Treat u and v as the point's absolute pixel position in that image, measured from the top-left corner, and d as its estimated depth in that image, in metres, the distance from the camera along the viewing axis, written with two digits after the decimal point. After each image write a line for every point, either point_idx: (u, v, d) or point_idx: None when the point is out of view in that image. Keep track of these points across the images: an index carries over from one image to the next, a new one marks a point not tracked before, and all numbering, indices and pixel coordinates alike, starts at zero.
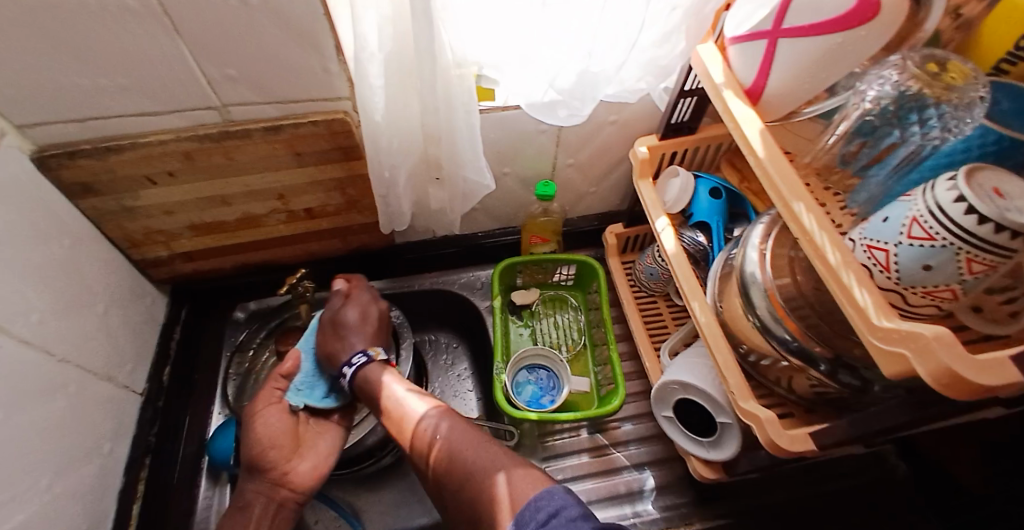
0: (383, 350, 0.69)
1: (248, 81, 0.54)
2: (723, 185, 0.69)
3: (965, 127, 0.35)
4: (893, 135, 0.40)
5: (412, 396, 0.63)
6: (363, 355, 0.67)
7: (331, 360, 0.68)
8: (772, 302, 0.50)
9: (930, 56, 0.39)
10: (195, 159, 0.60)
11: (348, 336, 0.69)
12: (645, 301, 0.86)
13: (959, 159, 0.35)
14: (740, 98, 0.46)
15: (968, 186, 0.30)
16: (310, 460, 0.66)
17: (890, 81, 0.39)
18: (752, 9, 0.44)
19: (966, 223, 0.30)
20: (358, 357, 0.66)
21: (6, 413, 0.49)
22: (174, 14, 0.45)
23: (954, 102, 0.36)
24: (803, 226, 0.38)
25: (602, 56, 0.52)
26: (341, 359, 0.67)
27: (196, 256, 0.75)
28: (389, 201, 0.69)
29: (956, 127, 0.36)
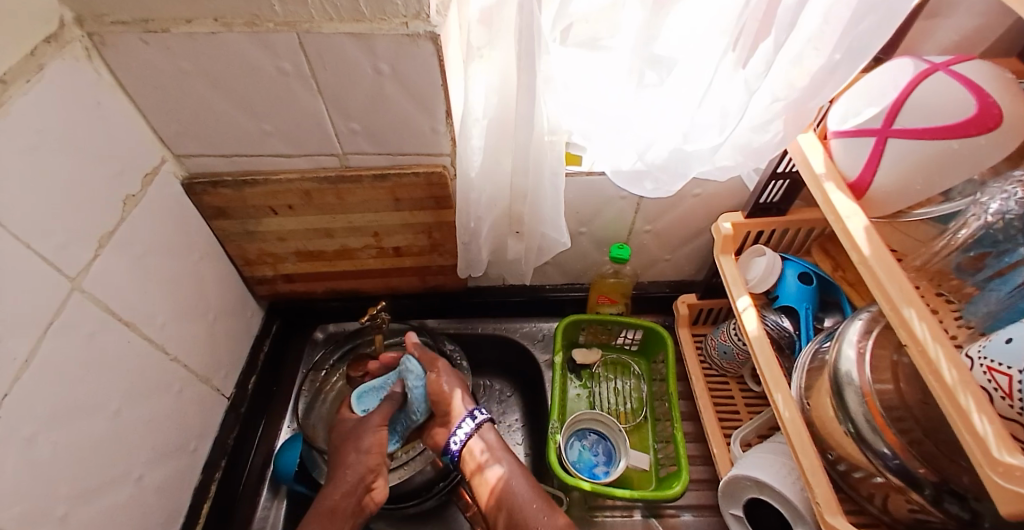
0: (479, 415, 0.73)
1: (367, 135, 0.61)
2: (813, 270, 0.66)
3: None
4: (1017, 253, 0.37)
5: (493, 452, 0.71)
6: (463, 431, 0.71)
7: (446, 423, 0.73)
8: (870, 410, 0.46)
9: None
10: (312, 197, 0.68)
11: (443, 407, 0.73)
12: (716, 381, 0.82)
13: None
14: (842, 191, 0.44)
15: None
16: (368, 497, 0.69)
17: (1016, 196, 0.37)
18: (859, 105, 0.44)
19: None
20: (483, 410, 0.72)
21: (122, 402, 0.57)
22: (319, 77, 0.53)
23: None
24: (914, 335, 0.36)
25: (698, 137, 0.53)
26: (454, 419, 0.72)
27: (295, 279, 0.83)
28: (470, 248, 0.73)
29: None
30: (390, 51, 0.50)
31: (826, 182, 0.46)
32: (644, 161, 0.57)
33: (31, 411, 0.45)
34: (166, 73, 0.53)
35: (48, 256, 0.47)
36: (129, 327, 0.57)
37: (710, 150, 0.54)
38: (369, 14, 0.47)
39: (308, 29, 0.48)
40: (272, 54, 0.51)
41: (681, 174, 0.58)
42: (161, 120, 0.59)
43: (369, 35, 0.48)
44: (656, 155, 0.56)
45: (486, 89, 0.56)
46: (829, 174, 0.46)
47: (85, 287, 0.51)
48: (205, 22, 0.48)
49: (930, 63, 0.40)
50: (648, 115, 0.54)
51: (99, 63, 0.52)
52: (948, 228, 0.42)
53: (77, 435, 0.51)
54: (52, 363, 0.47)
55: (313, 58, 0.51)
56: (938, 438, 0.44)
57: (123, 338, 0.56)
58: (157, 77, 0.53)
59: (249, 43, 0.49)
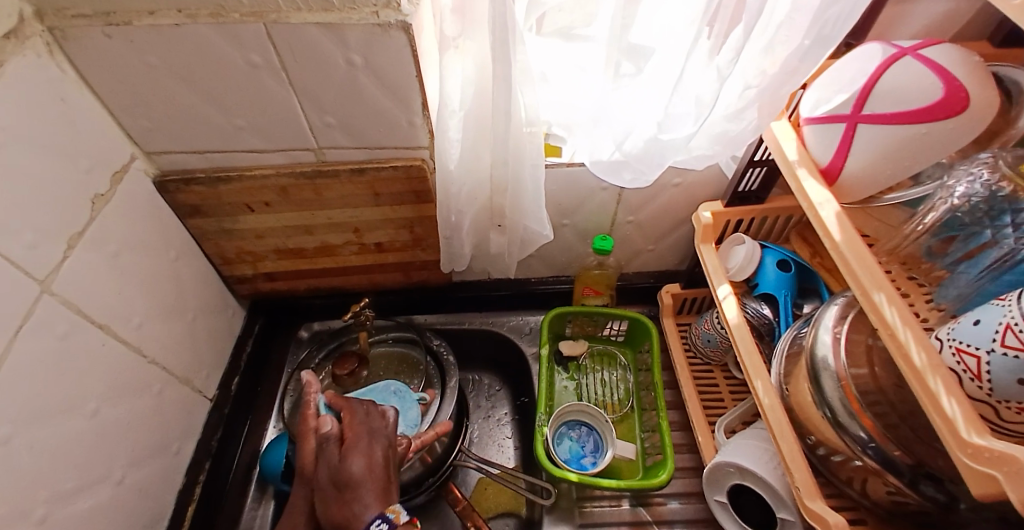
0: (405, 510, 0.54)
1: (344, 128, 0.60)
2: (792, 257, 0.66)
3: None
4: (984, 236, 0.38)
5: None
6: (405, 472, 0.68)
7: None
8: (846, 395, 0.47)
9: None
10: (289, 193, 0.66)
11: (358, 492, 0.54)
12: (701, 370, 0.82)
13: None
14: (815, 178, 0.44)
15: None
16: None
17: (981, 180, 0.37)
18: (831, 90, 0.43)
19: None
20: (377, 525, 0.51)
21: (100, 405, 0.55)
22: (291, 70, 0.52)
23: None
24: (885, 320, 0.36)
25: (674, 126, 0.52)
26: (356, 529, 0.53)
27: (276, 278, 0.82)
28: (452, 242, 0.72)
29: None
30: (363, 42, 0.49)
31: (799, 169, 0.46)
32: (622, 152, 0.57)
33: (4, 416, 0.44)
34: (132, 68, 0.51)
35: (16, 258, 0.46)
36: (104, 329, 0.56)
37: (686, 139, 0.53)
38: (338, 4, 0.46)
39: (277, 20, 0.47)
40: (241, 47, 0.49)
41: (658, 164, 0.57)
42: (129, 116, 0.57)
43: (339, 26, 0.48)
44: (633, 144, 0.56)
45: (462, 80, 0.55)
46: (802, 162, 0.46)
47: (57, 288, 0.50)
48: (168, 13, 0.47)
49: (897, 48, 0.41)
50: (625, 103, 0.53)
51: (61, 58, 0.50)
52: (918, 211, 0.43)
53: (53, 440, 0.50)
54: (25, 367, 0.46)
55: (283, 50, 0.50)
56: (912, 420, 0.45)
57: (99, 340, 0.55)
58: (122, 71, 0.52)
59: (216, 35, 0.48)
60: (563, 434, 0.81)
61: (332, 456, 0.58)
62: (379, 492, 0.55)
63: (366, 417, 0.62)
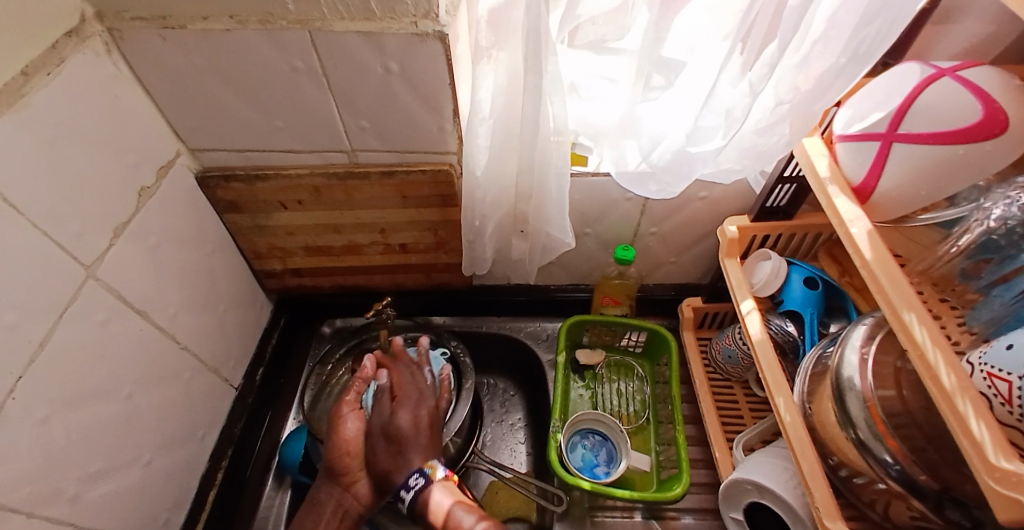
0: (441, 467, 0.62)
1: (376, 132, 0.62)
2: (819, 275, 0.65)
3: None
4: (1021, 258, 0.37)
5: (441, 494, 0.60)
6: (419, 476, 0.60)
7: (387, 480, 0.63)
8: (871, 415, 0.47)
9: None
10: (321, 193, 0.69)
11: (405, 451, 0.63)
12: (720, 385, 0.82)
13: None
14: (847, 195, 0.44)
15: None
16: (373, 479, 0.66)
17: (1019, 202, 0.37)
18: (867, 108, 0.43)
19: None
20: (415, 479, 0.60)
21: (133, 389, 0.58)
22: (330, 75, 0.54)
23: None
24: (914, 339, 0.36)
25: (702, 139, 0.53)
26: (398, 479, 0.62)
27: (303, 274, 0.84)
28: (476, 245, 0.73)
29: None
30: (399, 49, 0.51)
31: (830, 186, 0.46)
32: (650, 163, 0.57)
33: (45, 396, 0.47)
34: (182, 69, 0.54)
35: (65, 245, 0.48)
36: (141, 316, 0.59)
37: (714, 152, 0.54)
38: (378, 13, 0.48)
39: (320, 27, 0.49)
40: (285, 52, 0.52)
41: (686, 175, 0.58)
42: (177, 114, 0.60)
43: (378, 34, 0.49)
44: (660, 155, 0.56)
45: (493, 89, 0.56)
46: (834, 179, 0.46)
47: (100, 275, 0.53)
48: (220, 19, 0.49)
49: (937, 67, 0.40)
50: (655, 114, 0.54)
51: (118, 58, 0.53)
52: (952, 233, 0.42)
53: (88, 420, 0.52)
54: (66, 349, 0.49)
55: (324, 55, 0.52)
56: (940, 445, 0.44)
57: (135, 327, 0.58)
58: (173, 72, 0.55)
59: (262, 40, 0.51)
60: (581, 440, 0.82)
61: (385, 409, 0.68)
62: (423, 452, 0.63)
63: (410, 377, 0.73)
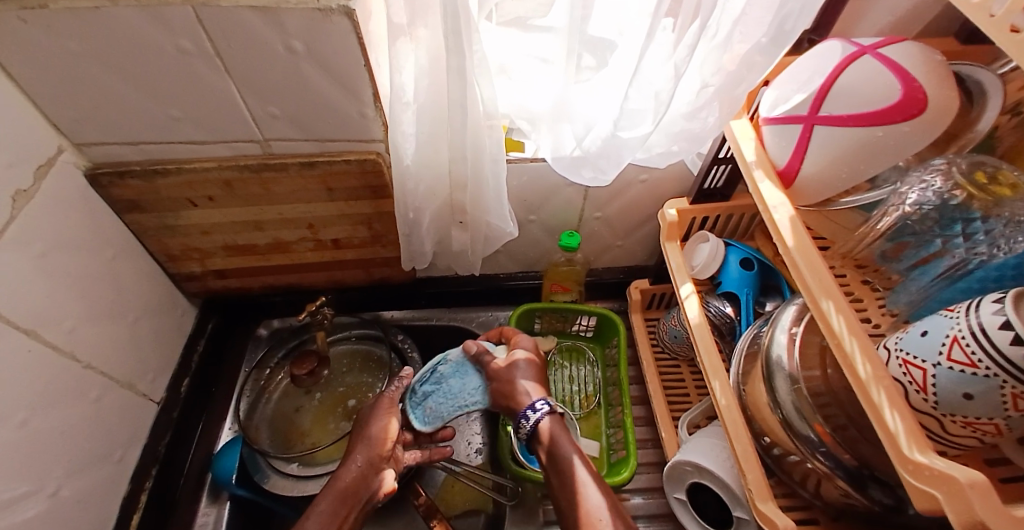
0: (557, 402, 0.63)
1: (290, 119, 0.56)
2: (755, 255, 0.65)
3: (1015, 248, 0.33)
4: (934, 245, 0.38)
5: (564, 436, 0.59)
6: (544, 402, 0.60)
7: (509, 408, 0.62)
8: (798, 398, 0.47)
9: (977, 163, 0.37)
10: (235, 188, 0.63)
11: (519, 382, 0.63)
12: (667, 366, 0.82)
13: (992, 288, 0.33)
14: (771, 180, 0.43)
15: (1016, 313, 0.27)
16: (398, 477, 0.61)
17: (933, 188, 0.37)
18: (789, 90, 0.42)
19: (1011, 354, 0.26)
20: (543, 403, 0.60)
21: (29, 414, 0.51)
22: (226, 57, 0.48)
23: (1005, 219, 0.34)
24: (832, 329, 0.36)
25: (630, 124, 0.50)
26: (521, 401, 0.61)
27: (227, 275, 0.78)
28: (412, 239, 0.69)
29: (1006, 246, 0.33)
30: (303, 27, 0.46)
31: (755, 172, 0.44)
32: (583, 150, 0.55)
33: None
34: (49, 52, 0.46)
35: None
36: (30, 335, 0.51)
37: (645, 137, 0.51)
38: None
39: (205, 2, 0.43)
40: (169, 31, 0.45)
41: (618, 163, 0.55)
42: (52, 104, 0.52)
43: (276, 9, 0.44)
44: (592, 141, 0.54)
45: (415, 70, 0.52)
46: (759, 164, 0.45)
47: None
48: None
49: (858, 45, 0.39)
50: (586, 97, 0.52)
51: None
52: (872, 215, 0.42)
53: None
54: None
55: (215, 35, 0.46)
56: (862, 423, 0.45)
57: (24, 348, 0.50)
58: (38, 56, 0.47)
59: (140, 17, 0.44)
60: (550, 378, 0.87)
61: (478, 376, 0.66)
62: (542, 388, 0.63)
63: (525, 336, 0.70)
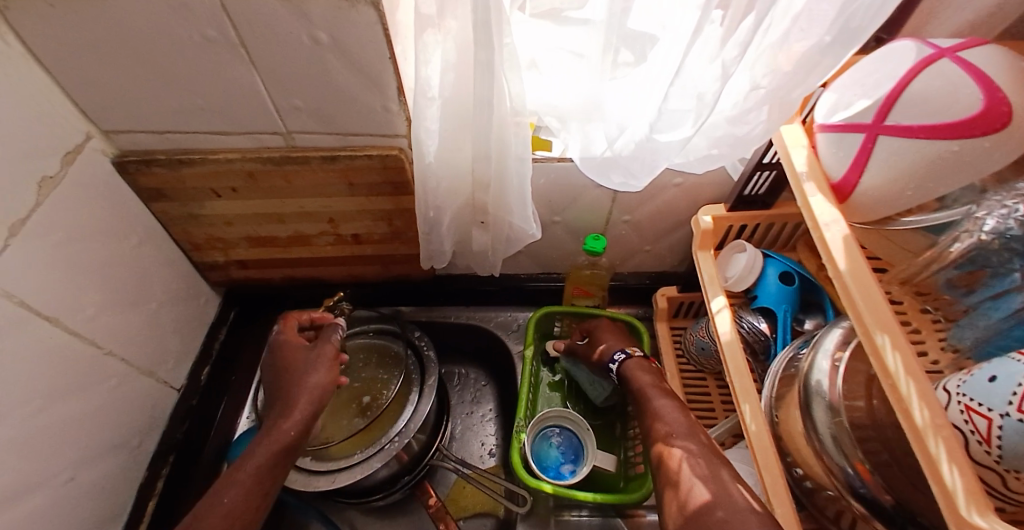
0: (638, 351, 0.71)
1: (313, 112, 0.55)
2: (796, 269, 0.61)
3: None
4: (1011, 279, 0.33)
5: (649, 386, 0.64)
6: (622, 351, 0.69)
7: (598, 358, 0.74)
8: (840, 432, 0.43)
9: None
10: (257, 180, 0.62)
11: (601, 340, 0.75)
12: (693, 378, 0.78)
13: None
14: (823, 194, 0.40)
15: None
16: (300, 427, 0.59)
17: (1017, 215, 0.33)
18: (853, 95, 0.38)
19: None
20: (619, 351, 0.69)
21: (45, 403, 0.52)
22: (250, 47, 0.47)
23: None
24: (886, 367, 0.32)
25: (669, 126, 0.47)
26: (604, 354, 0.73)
27: (249, 266, 0.78)
28: (432, 239, 0.67)
29: None
30: (327, 18, 0.44)
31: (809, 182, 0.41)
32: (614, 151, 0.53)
33: None
34: (78, 41, 0.46)
35: None
36: (50, 322, 0.52)
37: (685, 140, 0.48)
38: None
39: None
40: (192, 20, 0.44)
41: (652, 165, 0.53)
42: (80, 92, 0.52)
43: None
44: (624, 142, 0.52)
45: (442, 64, 0.50)
46: (813, 175, 0.41)
47: None
48: None
49: (936, 47, 0.35)
50: (621, 96, 0.49)
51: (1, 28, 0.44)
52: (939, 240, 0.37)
53: None
54: None
55: (240, 25, 0.44)
56: (907, 464, 0.41)
57: (44, 335, 0.51)
58: (66, 44, 0.46)
59: (164, 7, 0.43)
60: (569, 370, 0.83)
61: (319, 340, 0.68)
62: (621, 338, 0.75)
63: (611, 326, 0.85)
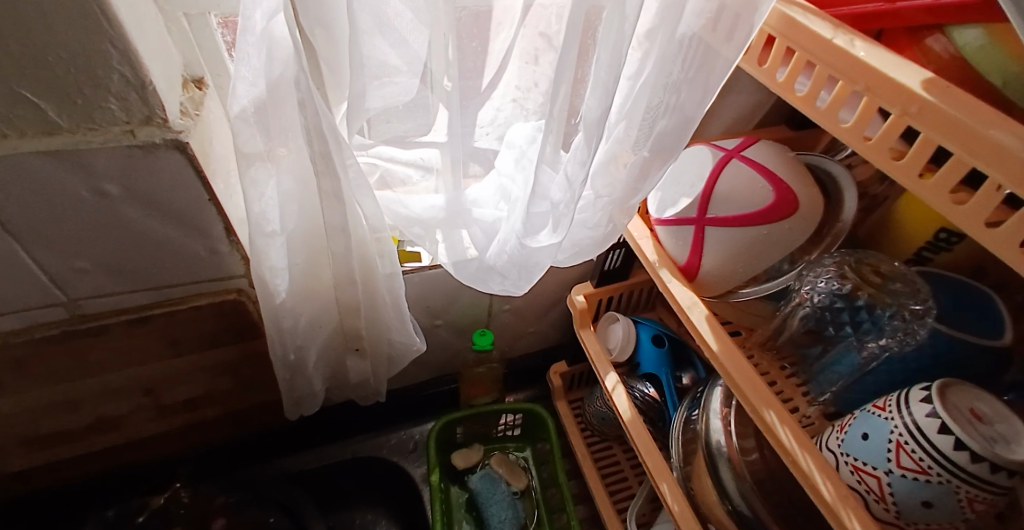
0: None
1: (108, 271, 0.44)
2: (662, 330, 0.68)
3: (919, 332, 0.39)
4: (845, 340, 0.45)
5: None
6: None
7: None
8: (741, 486, 0.47)
9: (860, 259, 0.45)
10: (27, 367, 0.48)
11: None
12: (599, 448, 0.76)
13: (913, 367, 0.39)
14: (677, 279, 0.48)
15: (945, 411, 0.31)
16: None
17: (832, 284, 0.44)
18: (674, 194, 0.48)
19: (957, 457, 0.30)
20: None
21: None
22: (2, 212, 0.37)
23: (882, 299, 0.43)
24: (784, 444, 0.38)
25: (533, 231, 0.47)
26: None
27: (25, 476, 0.61)
28: (296, 383, 0.59)
29: (909, 334, 0.40)
30: (114, 168, 0.37)
31: (820, 94, 0.35)
32: (494, 264, 0.53)
33: None
34: None
35: None
36: None
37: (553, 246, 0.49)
38: (67, 123, 0.33)
39: None
40: None
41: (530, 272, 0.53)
42: None
43: (75, 153, 0.35)
44: (492, 248, 0.52)
45: (280, 195, 0.43)
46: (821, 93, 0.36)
47: None
48: None
49: (724, 150, 0.47)
50: (492, 208, 0.50)
51: None
52: (782, 305, 0.49)
53: None
54: None
55: None
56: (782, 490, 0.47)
57: None
58: None
59: None
60: (478, 491, 0.76)
61: None
62: None
63: None
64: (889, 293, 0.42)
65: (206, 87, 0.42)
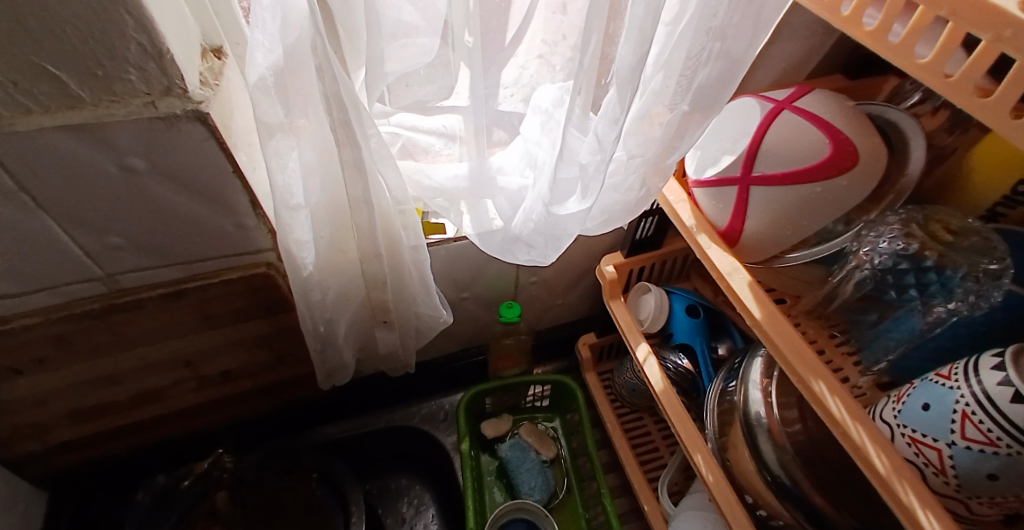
0: None
1: (140, 248, 0.45)
2: (698, 300, 0.66)
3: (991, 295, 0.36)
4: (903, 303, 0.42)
5: None
6: None
7: None
8: (782, 458, 0.46)
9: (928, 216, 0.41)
10: (70, 341, 0.49)
11: None
12: (629, 419, 0.76)
13: (984, 331, 0.36)
14: (716, 244, 0.46)
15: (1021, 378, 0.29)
16: None
17: (893, 243, 0.40)
18: (716, 153, 0.45)
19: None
20: None
21: None
22: (35, 190, 0.36)
23: (955, 259, 0.39)
24: (832, 415, 0.36)
25: (562, 199, 0.45)
26: None
27: (77, 445, 0.63)
28: (327, 353, 0.60)
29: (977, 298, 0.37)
30: (138, 141, 0.36)
31: (892, 27, 0.31)
32: (520, 234, 0.51)
33: None
34: None
35: None
36: None
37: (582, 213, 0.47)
38: (89, 96, 0.32)
39: None
40: None
41: (556, 241, 0.51)
42: None
43: (100, 126, 0.34)
44: (518, 218, 0.50)
45: (302, 167, 0.42)
46: (893, 26, 0.32)
47: None
48: None
49: (774, 102, 0.43)
50: (518, 176, 0.48)
51: None
52: (834, 270, 0.46)
53: None
54: None
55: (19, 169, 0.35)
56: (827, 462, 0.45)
57: None
58: None
59: None
60: (507, 460, 0.76)
61: None
62: None
63: None
64: (960, 252, 0.39)
65: (224, 57, 0.41)
